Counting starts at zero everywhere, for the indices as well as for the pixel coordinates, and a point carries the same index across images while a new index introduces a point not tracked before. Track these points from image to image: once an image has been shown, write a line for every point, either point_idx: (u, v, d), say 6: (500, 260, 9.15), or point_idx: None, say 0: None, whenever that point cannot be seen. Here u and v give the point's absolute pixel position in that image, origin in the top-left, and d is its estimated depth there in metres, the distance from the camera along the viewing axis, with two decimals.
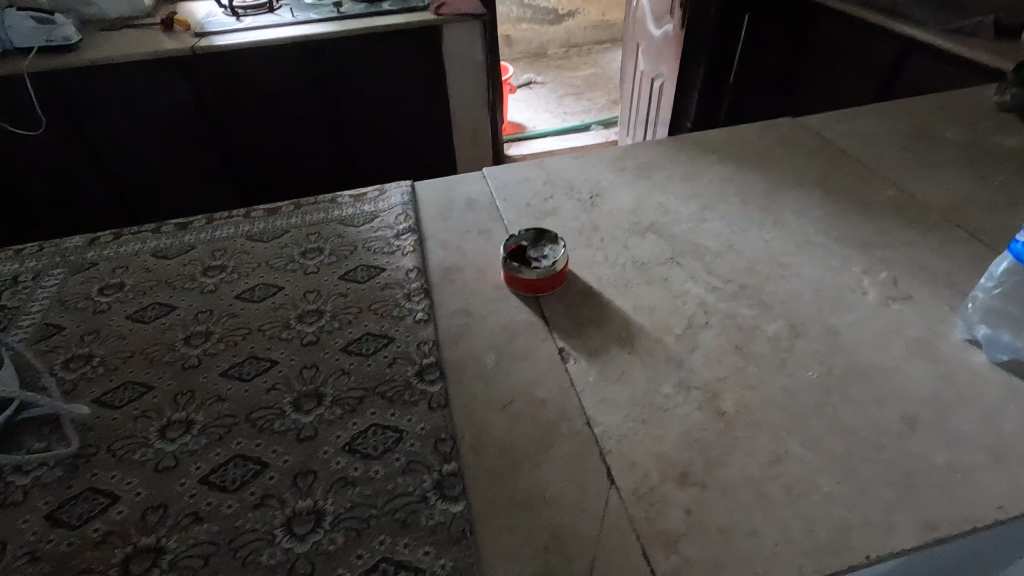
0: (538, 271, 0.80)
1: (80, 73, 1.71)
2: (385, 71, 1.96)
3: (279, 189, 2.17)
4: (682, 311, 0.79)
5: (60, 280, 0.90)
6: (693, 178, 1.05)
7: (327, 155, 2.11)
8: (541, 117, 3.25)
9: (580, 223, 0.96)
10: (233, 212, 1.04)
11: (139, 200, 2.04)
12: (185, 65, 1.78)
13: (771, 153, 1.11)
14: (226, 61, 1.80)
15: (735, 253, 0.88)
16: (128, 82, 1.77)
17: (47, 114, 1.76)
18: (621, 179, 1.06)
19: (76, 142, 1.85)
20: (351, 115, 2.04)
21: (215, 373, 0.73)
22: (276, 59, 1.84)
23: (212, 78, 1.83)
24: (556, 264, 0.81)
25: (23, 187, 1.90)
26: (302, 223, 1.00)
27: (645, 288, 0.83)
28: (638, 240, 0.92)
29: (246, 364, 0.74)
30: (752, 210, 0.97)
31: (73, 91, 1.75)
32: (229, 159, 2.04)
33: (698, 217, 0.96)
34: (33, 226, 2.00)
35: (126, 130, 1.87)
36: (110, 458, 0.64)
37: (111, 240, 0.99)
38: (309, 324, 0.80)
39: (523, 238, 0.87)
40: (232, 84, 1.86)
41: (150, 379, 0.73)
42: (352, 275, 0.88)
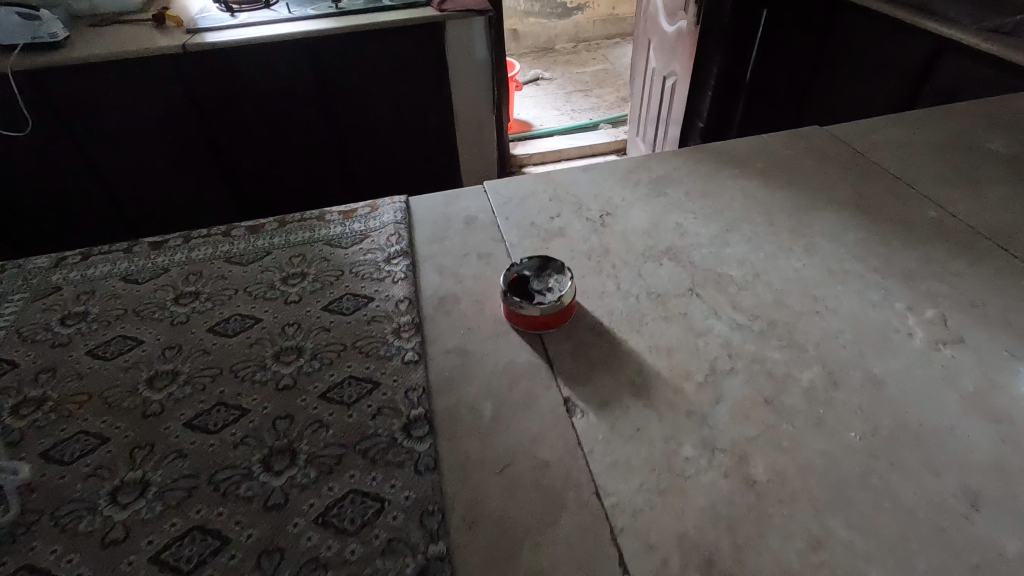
0: (542, 306, 0.72)
1: (67, 71, 1.63)
2: (386, 69, 1.87)
3: (277, 194, 2.09)
4: (704, 353, 0.70)
5: (20, 308, 0.83)
6: (713, 194, 0.96)
7: (325, 158, 2.03)
8: (549, 115, 3.15)
9: (590, 246, 0.87)
10: (212, 229, 0.96)
11: (131, 205, 1.96)
12: (177, 63, 1.70)
13: (800, 166, 1.02)
14: (219, 59, 1.72)
15: (762, 284, 0.79)
16: (117, 81, 1.68)
17: (33, 114, 1.68)
18: (634, 196, 0.97)
19: (64, 144, 1.77)
20: (349, 116, 1.95)
21: (179, 423, 0.66)
22: (271, 57, 1.75)
23: (205, 77, 1.75)
24: (562, 297, 0.73)
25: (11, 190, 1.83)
26: (285, 243, 0.92)
27: (662, 325, 0.74)
28: (654, 267, 0.83)
29: (214, 412, 0.67)
30: (779, 233, 0.87)
31: (59, 91, 1.67)
32: (224, 162, 1.96)
33: (720, 240, 0.87)
34: (21, 232, 1.93)
35: (117, 132, 1.79)
36: (53, 528, 0.56)
37: (78, 260, 0.91)
38: (286, 364, 0.72)
39: (527, 266, 0.78)
40: (227, 84, 1.78)
41: (106, 428, 0.66)
42: (337, 305, 0.80)
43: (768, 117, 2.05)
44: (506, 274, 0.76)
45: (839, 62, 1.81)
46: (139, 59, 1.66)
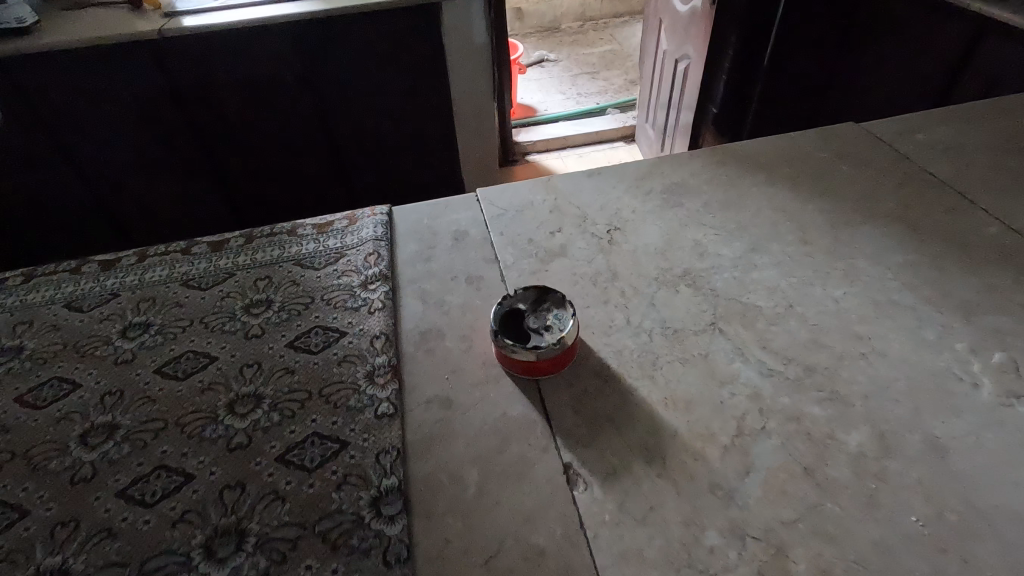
0: (538, 350, 0.61)
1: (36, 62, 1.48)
2: (383, 55, 1.72)
3: (268, 194, 1.94)
4: (727, 408, 0.59)
5: None
6: (736, 205, 0.85)
7: (317, 154, 1.88)
8: (553, 99, 3.00)
9: (596, 269, 0.76)
10: (172, 245, 0.86)
11: (114, 207, 1.82)
12: (155, 50, 1.54)
13: (835, 171, 0.90)
14: (198, 43, 1.56)
15: (796, 318, 0.68)
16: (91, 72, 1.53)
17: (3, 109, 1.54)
18: (646, 207, 0.86)
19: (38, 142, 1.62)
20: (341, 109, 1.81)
21: (111, 493, 0.56)
22: (255, 40, 1.59)
23: (186, 65, 1.59)
24: (562, 339, 0.62)
25: None
26: (250, 263, 0.81)
27: (679, 370, 0.63)
28: (669, 295, 0.72)
29: (153, 478, 0.57)
30: (814, 253, 0.76)
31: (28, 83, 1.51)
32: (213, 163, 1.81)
33: (745, 263, 0.75)
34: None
35: (95, 131, 1.64)
36: None
37: (19, 283, 0.81)
38: (241, 417, 0.62)
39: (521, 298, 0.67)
40: (212, 77, 1.63)
41: (27, 498, 0.56)
42: (304, 341, 0.69)
43: (792, 107, 1.87)
44: (496, 311, 0.65)
45: (864, 46, 1.66)
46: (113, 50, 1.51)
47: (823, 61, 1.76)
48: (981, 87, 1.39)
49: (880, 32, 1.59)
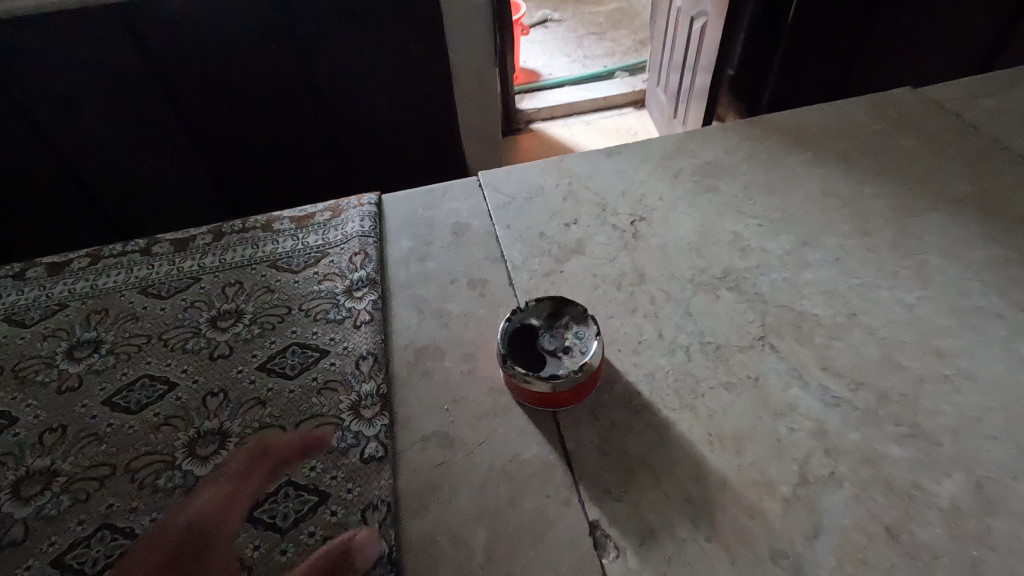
0: (552, 381, 0.51)
1: None
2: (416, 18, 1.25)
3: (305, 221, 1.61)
4: (786, 448, 0.49)
5: None
6: (782, 190, 0.73)
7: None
8: (558, 63, 2.81)
9: (620, 270, 0.65)
10: (128, 245, 0.74)
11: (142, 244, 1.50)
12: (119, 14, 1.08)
13: (894, 146, 0.77)
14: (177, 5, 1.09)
15: (862, 330, 0.57)
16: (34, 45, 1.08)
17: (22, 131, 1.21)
18: (675, 192, 0.74)
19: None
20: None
21: (46, 560, 0.47)
22: None
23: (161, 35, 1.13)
24: (581, 367, 0.51)
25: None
26: (218, 265, 0.70)
27: (725, 398, 0.53)
28: (708, 302, 0.61)
29: (96, 541, 0.48)
30: (877, 248, 0.65)
31: None
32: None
33: (796, 260, 0.64)
34: None
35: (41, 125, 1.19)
36: None
37: None
38: (202, 462, 0.52)
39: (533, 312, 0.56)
40: (154, 39, 1.13)
41: None
42: (278, 364, 0.59)
43: None
44: (501, 329, 0.54)
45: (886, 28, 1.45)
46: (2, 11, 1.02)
47: None
48: None
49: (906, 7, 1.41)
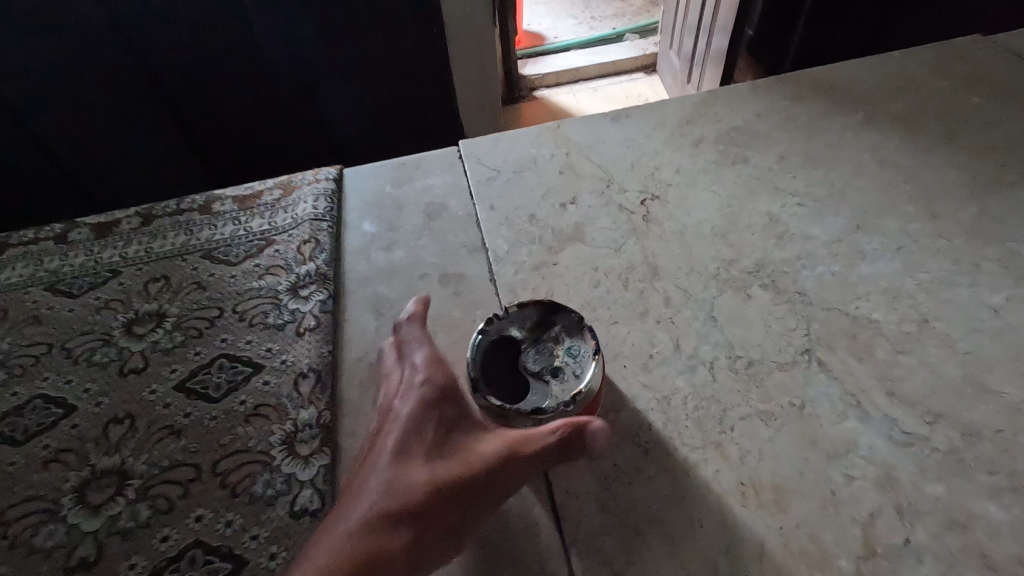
0: (535, 417, 0.38)
1: None
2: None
3: None
4: (844, 504, 0.37)
5: None
6: (829, 162, 0.59)
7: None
8: (564, 25, 2.63)
9: (628, 261, 0.53)
10: (41, 231, 0.62)
11: None
12: None
13: (965, 107, 0.63)
14: None
15: (937, 342, 0.44)
16: None
17: None
18: (695, 164, 0.61)
19: None
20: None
21: None
22: None
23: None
24: (572, 399, 0.39)
25: None
26: (143, 255, 0.58)
27: (761, 432, 0.41)
28: (738, 304, 0.48)
29: None
30: (952, 234, 0.51)
31: None
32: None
33: (848, 250, 0.51)
34: None
35: None
36: None
37: None
38: (93, 514, 0.41)
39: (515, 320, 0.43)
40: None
41: None
42: (199, 382, 0.48)
43: None
44: (472, 342, 0.42)
45: None
46: None
47: None
48: None
49: None
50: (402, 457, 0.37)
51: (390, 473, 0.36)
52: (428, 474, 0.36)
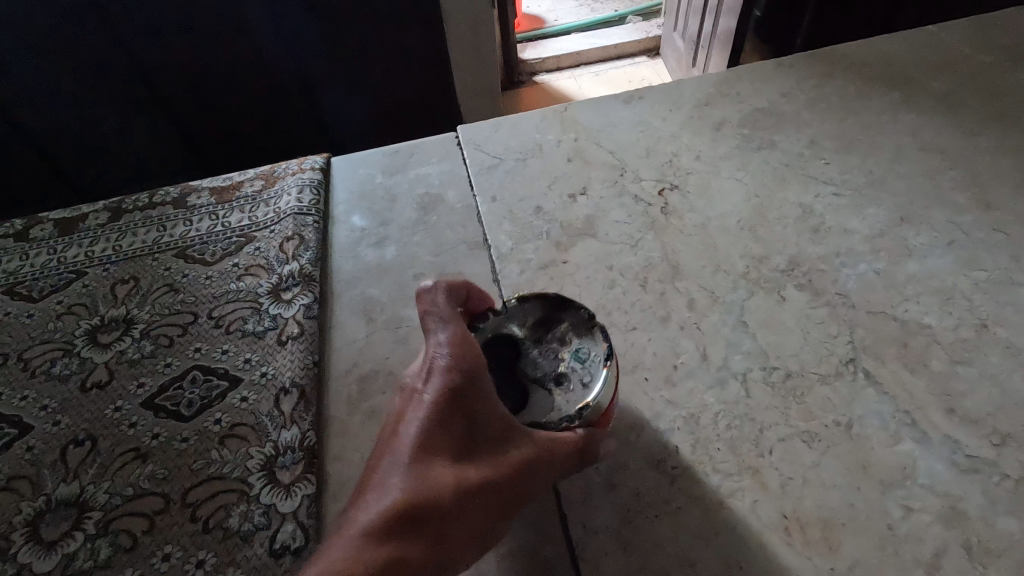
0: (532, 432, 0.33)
1: None
2: None
3: None
4: (904, 543, 0.32)
5: None
6: (866, 148, 0.54)
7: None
8: (564, 7, 2.55)
9: (646, 259, 0.47)
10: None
11: None
12: None
13: (1014, 86, 0.57)
14: None
15: (998, 351, 0.39)
16: None
17: None
18: (717, 150, 0.55)
19: None
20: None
21: None
22: None
23: None
24: (577, 414, 0.34)
25: None
26: (110, 254, 0.53)
27: (803, 456, 0.36)
28: (770, 306, 0.43)
29: None
30: (1008, 227, 0.46)
31: None
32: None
33: (892, 246, 0.46)
34: None
35: None
36: None
37: None
38: (45, 553, 0.36)
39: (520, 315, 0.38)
40: None
41: None
42: (168, 398, 0.43)
43: None
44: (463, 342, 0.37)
45: None
46: None
47: None
48: None
49: None
50: (427, 454, 0.30)
51: (407, 473, 0.29)
52: (458, 476, 0.30)
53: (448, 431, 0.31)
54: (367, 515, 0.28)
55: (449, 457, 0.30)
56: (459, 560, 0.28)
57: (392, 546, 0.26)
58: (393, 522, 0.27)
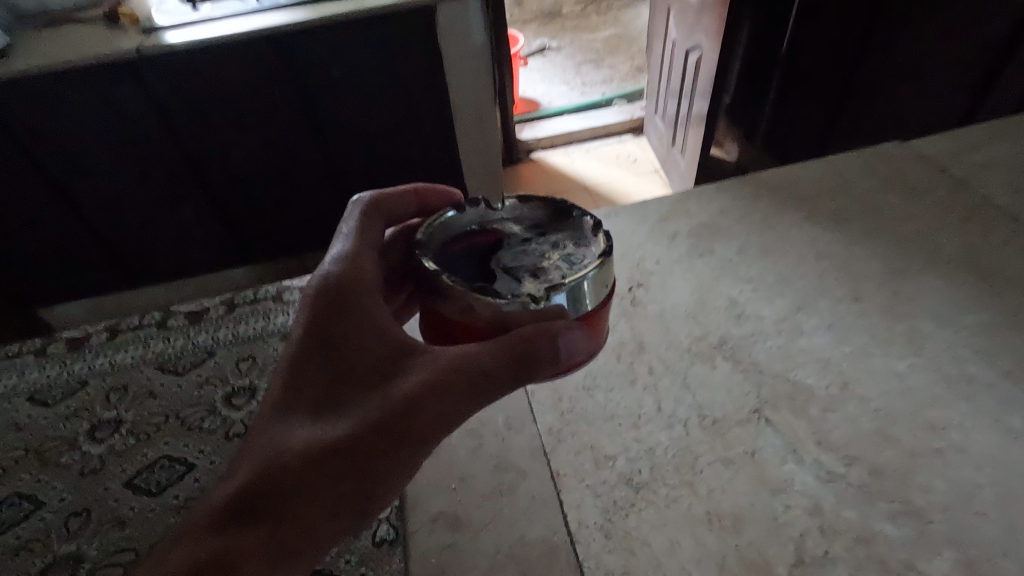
0: (470, 309, 0.46)
1: (143, 71, 1.58)
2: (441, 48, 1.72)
3: (316, 188, 1.99)
4: (783, 527, 0.51)
5: None
6: (776, 251, 0.75)
7: (306, 149, 1.86)
8: (557, 89, 2.97)
9: (619, 338, 0.67)
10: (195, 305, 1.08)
11: (203, 221, 1.98)
12: (284, 71, 1.68)
13: (886, 204, 0.79)
14: (319, 74, 1.71)
15: (856, 402, 0.58)
16: (227, 101, 1.70)
17: (189, 152, 1.79)
18: (671, 255, 0.76)
19: (176, 171, 1.82)
20: (332, 106, 1.79)
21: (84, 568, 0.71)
22: (364, 66, 1.72)
23: (297, 76, 1.70)
24: (542, 297, 0.45)
25: (95, 214, 1.87)
26: (226, 340, 0.97)
27: (723, 474, 0.54)
28: (706, 372, 0.63)
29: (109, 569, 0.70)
30: (870, 311, 0.67)
31: (185, 123, 1.72)
32: (194, 166, 1.83)
33: (791, 327, 0.66)
34: (75, 248, 1.93)
35: (225, 166, 1.85)
36: None
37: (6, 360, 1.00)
38: None
39: (528, 221, 0.54)
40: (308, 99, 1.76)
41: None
42: None
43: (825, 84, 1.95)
44: (465, 210, 0.54)
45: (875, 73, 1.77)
46: (212, 77, 1.64)
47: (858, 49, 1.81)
48: None
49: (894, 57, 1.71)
50: (294, 411, 0.47)
51: (278, 427, 0.46)
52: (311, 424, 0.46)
53: (313, 384, 0.48)
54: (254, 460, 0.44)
55: (308, 408, 0.47)
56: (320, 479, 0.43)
57: (264, 475, 0.43)
58: (266, 465, 0.43)
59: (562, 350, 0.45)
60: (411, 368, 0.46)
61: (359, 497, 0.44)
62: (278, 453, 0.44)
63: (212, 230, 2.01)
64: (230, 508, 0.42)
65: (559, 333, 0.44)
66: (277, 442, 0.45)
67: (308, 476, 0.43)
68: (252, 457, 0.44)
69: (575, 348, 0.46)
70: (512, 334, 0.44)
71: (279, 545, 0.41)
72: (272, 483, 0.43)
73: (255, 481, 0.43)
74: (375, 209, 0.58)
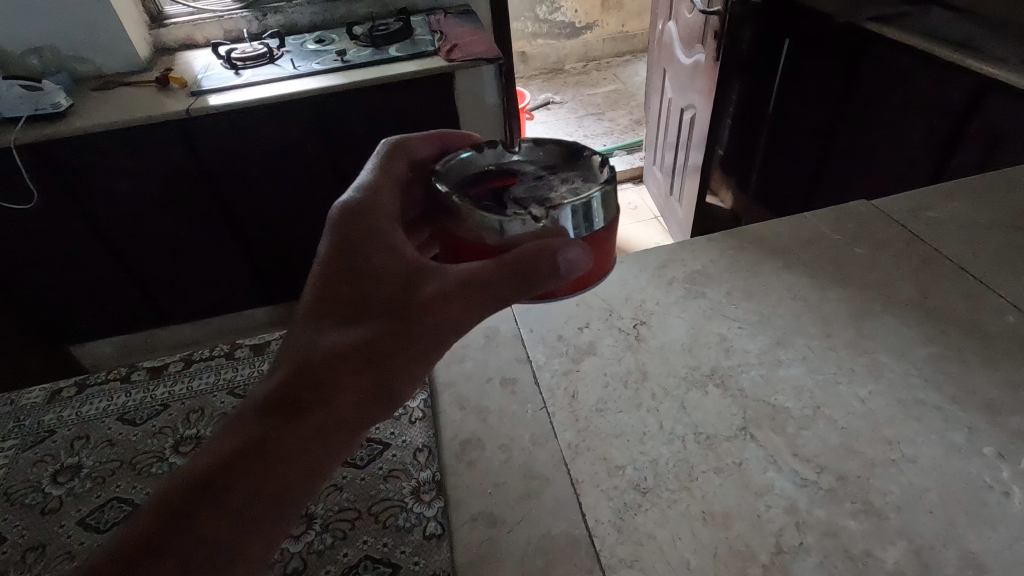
0: (477, 234, 0.56)
1: (192, 130, 1.75)
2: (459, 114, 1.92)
3: None
4: (766, 523, 0.61)
5: (102, 430, 1.53)
6: (758, 294, 0.88)
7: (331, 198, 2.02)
8: None
9: (626, 368, 0.79)
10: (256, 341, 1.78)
11: (230, 266, 2.12)
12: (318, 131, 1.85)
13: (852, 255, 0.92)
14: (346, 133, 1.88)
15: (825, 422, 0.70)
16: (264, 157, 1.87)
17: (225, 204, 1.95)
18: (669, 298, 0.89)
19: (212, 220, 1.98)
20: (356, 159, 1.95)
21: None
22: (390, 127, 1.90)
23: (331, 135, 1.87)
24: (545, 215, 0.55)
25: (132, 258, 2.01)
26: None
27: (715, 480, 0.65)
28: (699, 398, 0.74)
29: None
30: (838, 346, 0.79)
31: (224, 179, 1.89)
32: (228, 215, 1.98)
33: (771, 359, 0.78)
34: (112, 292, 2.08)
35: (256, 215, 2.00)
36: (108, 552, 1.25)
37: (144, 376, 1.68)
38: None
39: (541, 162, 0.65)
40: (339, 156, 1.93)
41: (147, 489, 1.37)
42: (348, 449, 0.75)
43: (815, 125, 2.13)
44: (483, 150, 0.65)
45: (858, 122, 1.94)
46: (254, 138, 1.82)
47: (840, 99, 1.98)
48: (989, 137, 1.52)
49: (872, 107, 1.87)
50: (323, 320, 0.60)
51: (311, 332, 0.60)
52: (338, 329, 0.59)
53: (337, 299, 0.60)
54: (297, 356, 0.59)
55: (334, 317, 0.60)
56: (347, 370, 0.58)
57: (304, 369, 0.58)
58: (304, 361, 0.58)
59: (562, 266, 0.55)
60: (422, 284, 0.59)
61: (378, 394, 0.59)
62: (315, 352, 0.58)
63: (240, 274, 2.16)
64: (282, 392, 0.58)
65: (558, 251, 0.54)
66: (313, 344, 0.59)
67: (334, 379, 0.58)
68: (290, 361, 0.59)
69: (576, 263, 0.55)
70: (512, 255, 0.55)
71: (311, 428, 0.57)
72: (311, 375, 0.58)
73: (291, 381, 0.58)
74: (401, 150, 0.70)
